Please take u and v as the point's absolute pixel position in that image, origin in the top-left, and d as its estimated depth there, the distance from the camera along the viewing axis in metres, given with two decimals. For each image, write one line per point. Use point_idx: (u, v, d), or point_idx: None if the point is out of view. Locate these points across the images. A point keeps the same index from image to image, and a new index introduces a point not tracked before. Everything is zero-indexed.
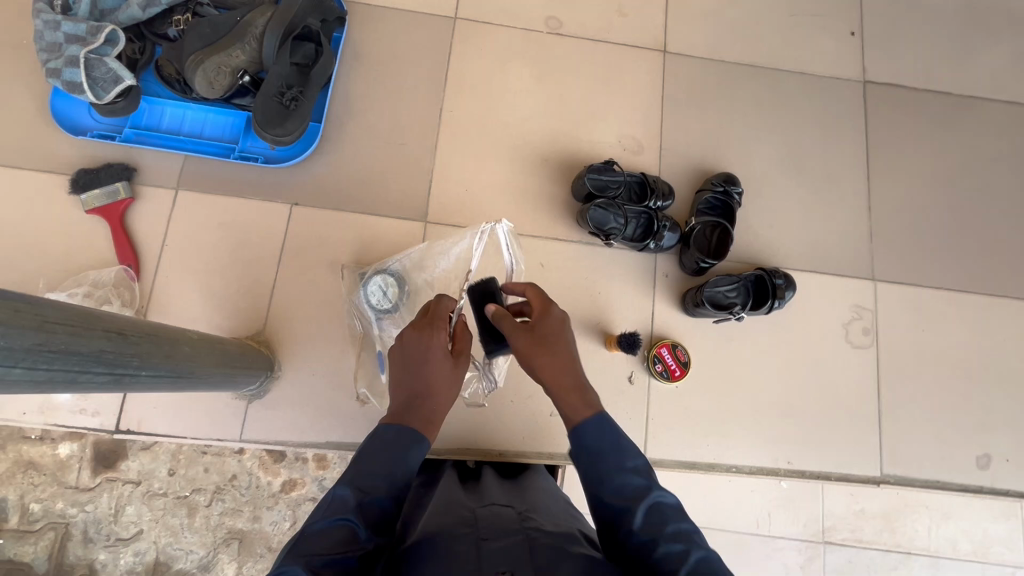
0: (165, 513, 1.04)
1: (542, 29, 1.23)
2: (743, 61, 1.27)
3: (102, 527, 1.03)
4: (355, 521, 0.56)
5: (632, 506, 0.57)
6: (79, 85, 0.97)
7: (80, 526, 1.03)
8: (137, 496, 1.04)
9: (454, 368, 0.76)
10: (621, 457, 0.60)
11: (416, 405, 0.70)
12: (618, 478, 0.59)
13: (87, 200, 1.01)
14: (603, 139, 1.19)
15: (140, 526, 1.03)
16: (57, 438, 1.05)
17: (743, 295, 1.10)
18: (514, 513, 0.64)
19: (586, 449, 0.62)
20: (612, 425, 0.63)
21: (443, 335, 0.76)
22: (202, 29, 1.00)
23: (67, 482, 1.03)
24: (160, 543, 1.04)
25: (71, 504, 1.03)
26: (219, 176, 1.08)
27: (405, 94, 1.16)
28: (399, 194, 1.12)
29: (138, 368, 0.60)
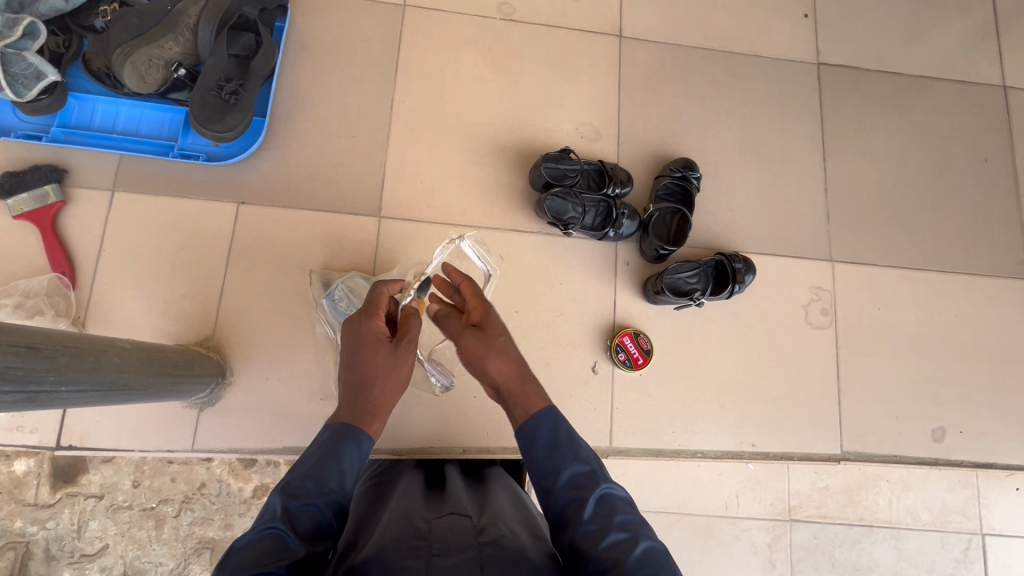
0: (131, 526, 1.01)
1: (495, 15, 1.20)
2: (698, 45, 1.26)
3: (65, 544, 1.00)
4: (283, 530, 0.56)
5: (583, 495, 0.61)
6: None
7: (41, 543, 0.99)
8: (101, 509, 1.01)
9: (393, 355, 0.72)
10: (575, 449, 0.64)
11: (350, 400, 0.69)
12: (572, 468, 0.63)
13: (13, 205, 0.95)
14: (560, 127, 1.17)
15: (105, 541, 1.00)
16: (13, 455, 1.00)
17: (703, 280, 1.11)
18: (470, 524, 0.63)
19: (545, 444, 0.65)
20: (564, 420, 0.67)
21: (375, 323, 0.74)
22: (129, 20, 0.95)
23: (25, 499, 0.99)
24: (128, 557, 1.01)
25: (30, 523, 0.99)
26: (158, 176, 1.03)
27: (354, 86, 1.13)
28: (352, 190, 1.08)
29: (57, 383, 0.57)
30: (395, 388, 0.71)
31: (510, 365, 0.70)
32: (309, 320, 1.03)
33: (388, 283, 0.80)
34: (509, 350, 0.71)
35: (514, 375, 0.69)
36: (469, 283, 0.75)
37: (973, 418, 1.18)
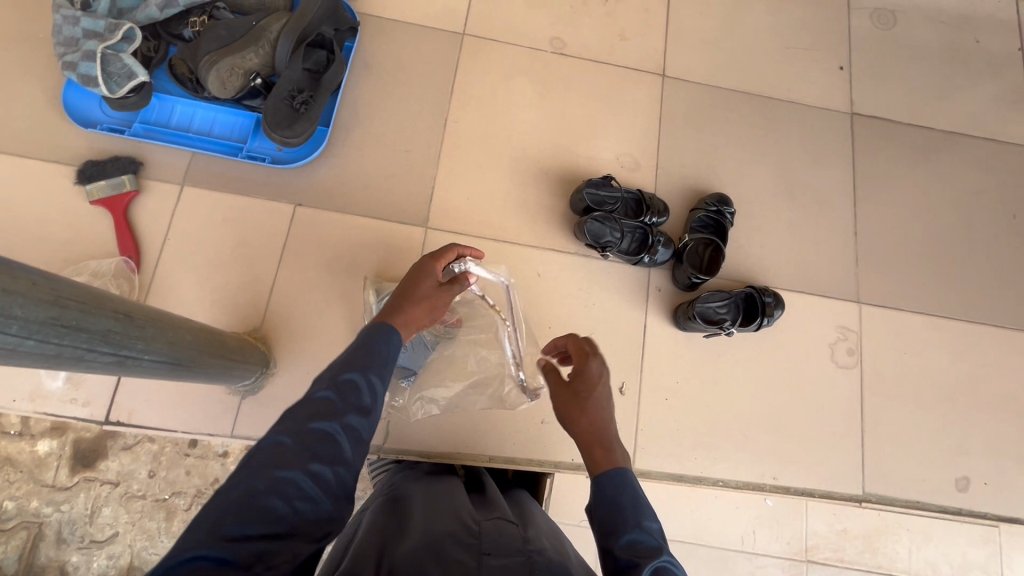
0: (142, 516, 1.03)
1: (547, 49, 1.29)
2: (738, 88, 1.33)
3: (76, 528, 1.02)
4: (332, 396, 0.55)
5: (638, 564, 0.55)
6: (94, 79, 0.98)
7: (54, 526, 1.02)
8: (115, 497, 1.03)
9: (439, 287, 0.76)
10: (639, 511, 0.60)
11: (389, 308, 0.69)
12: (631, 532, 0.57)
13: (91, 191, 1.03)
14: (602, 155, 1.23)
15: (115, 528, 1.03)
16: (37, 435, 1.04)
17: (733, 311, 1.13)
18: (516, 531, 0.65)
19: (606, 498, 0.61)
20: (632, 484, 0.62)
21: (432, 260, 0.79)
22: (219, 32, 1.03)
23: (43, 480, 1.03)
24: (135, 547, 1.03)
25: (47, 504, 1.02)
26: (226, 174, 1.10)
27: (412, 104, 1.20)
28: (402, 200, 1.14)
29: (142, 351, 0.61)
30: (426, 311, 0.73)
31: (586, 421, 0.71)
32: (352, 320, 1.08)
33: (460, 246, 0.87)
34: (591, 405, 0.72)
35: (592, 432, 0.69)
36: (573, 338, 0.80)
37: (998, 470, 1.17)
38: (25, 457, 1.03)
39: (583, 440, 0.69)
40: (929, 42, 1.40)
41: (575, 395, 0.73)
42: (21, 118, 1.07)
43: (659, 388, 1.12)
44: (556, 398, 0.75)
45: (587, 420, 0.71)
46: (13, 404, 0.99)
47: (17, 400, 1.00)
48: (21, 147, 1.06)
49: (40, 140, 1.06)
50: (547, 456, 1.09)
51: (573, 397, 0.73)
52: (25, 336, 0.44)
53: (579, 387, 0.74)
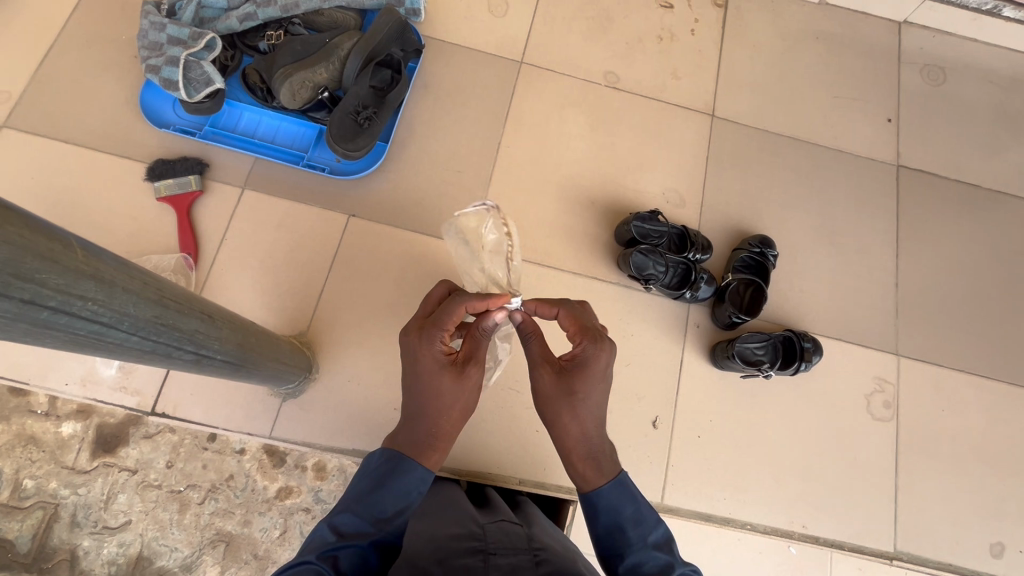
0: (156, 506, 1.02)
1: (601, 82, 1.33)
2: (784, 133, 1.35)
3: (91, 512, 1.01)
4: (323, 564, 0.54)
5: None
6: (175, 83, 1.03)
7: (69, 508, 1.01)
8: (131, 484, 1.02)
9: (455, 380, 0.70)
10: (641, 528, 0.66)
11: (412, 425, 0.69)
12: (637, 554, 0.64)
13: (160, 188, 1.07)
14: (648, 188, 1.25)
15: (129, 516, 1.01)
16: (63, 416, 1.04)
17: (771, 353, 1.13)
18: (521, 532, 0.67)
19: (608, 518, 0.67)
20: (631, 501, 0.68)
21: (435, 342, 0.70)
22: (295, 46, 1.08)
23: (64, 462, 1.02)
24: (146, 537, 1.01)
25: (65, 485, 1.01)
26: (286, 181, 1.13)
27: (468, 125, 1.24)
28: (452, 218, 1.17)
29: (217, 351, 0.64)
30: (459, 417, 0.70)
31: (578, 427, 0.71)
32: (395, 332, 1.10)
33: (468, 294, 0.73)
34: (584, 406, 0.71)
35: (582, 439, 0.71)
36: (568, 317, 0.77)
37: None
38: (48, 437, 1.03)
39: (573, 445, 0.71)
40: (978, 101, 1.42)
41: (569, 391, 0.72)
42: (99, 113, 1.12)
43: (693, 425, 1.12)
44: (545, 392, 0.73)
45: (579, 423, 0.71)
46: (66, 387, 1.03)
47: (69, 383, 1.03)
48: (96, 141, 1.11)
49: (115, 136, 1.11)
50: None
51: (566, 394, 0.71)
52: (132, 333, 0.47)
53: (575, 384, 0.72)
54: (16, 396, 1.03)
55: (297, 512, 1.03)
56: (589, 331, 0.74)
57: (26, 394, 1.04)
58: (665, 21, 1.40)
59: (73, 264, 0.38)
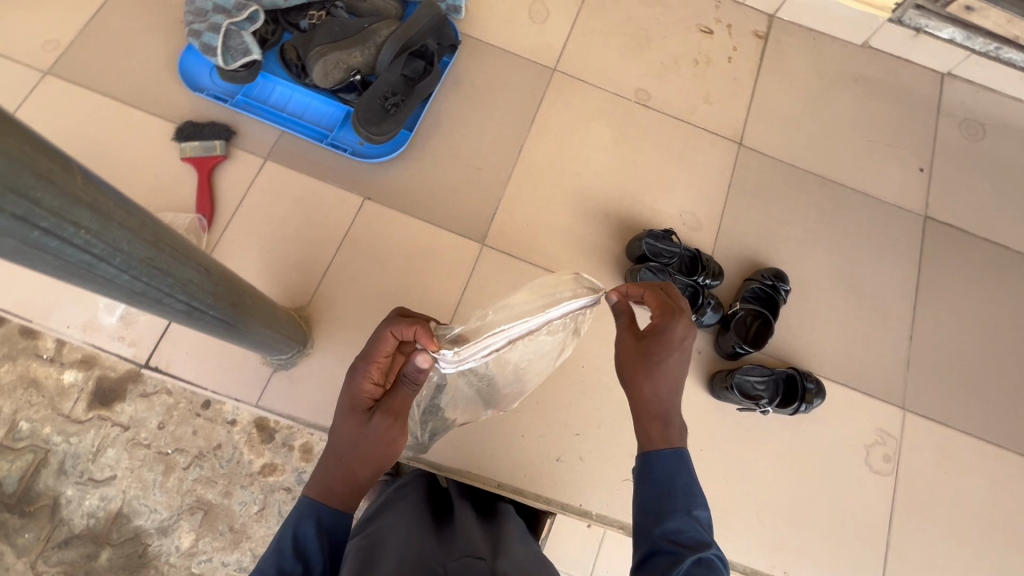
0: (142, 465, 1.05)
1: (631, 98, 1.32)
2: (811, 169, 1.33)
3: (79, 463, 1.05)
4: None
5: (681, 551, 0.58)
6: (213, 49, 1.05)
7: (59, 455, 1.05)
8: (122, 441, 1.06)
9: (364, 424, 0.68)
10: (690, 500, 0.62)
11: (328, 467, 0.67)
12: (678, 520, 0.61)
13: (185, 148, 1.10)
14: (666, 208, 1.24)
15: (114, 471, 1.05)
16: (66, 364, 1.08)
17: (771, 390, 1.10)
18: (484, 567, 0.63)
19: (658, 480, 0.63)
20: (686, 471, 0.64)
21: (359, 381, 0.71)
22: (333, 28, 1.10)
23: (61, 409, 1.06)
24: (128, 494, 1.05)
25: (58, 433, 1.05)
26: (308, 158, 1.15)
27: (493, 124, 1.24)
28: (465, 213, 1.17)
29: (209, 307, 0.64)
30: (363, 468, 0.67)
31: (651, 388, 0.67)
32: None
33: (397, 335, 0.71)
34: (662, 372, 0.67)
35: (654, 406, 0.67)
36: (653, 292, 0.70)
37: None
38: (50, 382, 1.07)
39: (642, 410, 0.67)
40: (1016, 162, 1.38)
41: (646, 356, 0.68)
42: (140, 72, 1.16)
43: None
44: (625, 352, 0.70)
45: (653, 386, 0.67)
46: (67, 330, 1.04)
47: (72, 326, 1.04)
48: (133, 98, 1.14)
49: (151, 95, 1.14)
50: (555, 495, 1.05)
51: (643, 358, 0.68)
52: (123, 271, 0.47)
53: (650, 348, 0.68)
54: (26, 338, 1.08)
55: (277, 490, 1.06)
56: (666, 300, 0.68)
57: (35, 338, 1.09)
58: (703, 45, 1.40)
59: (70, 188, 0.38)
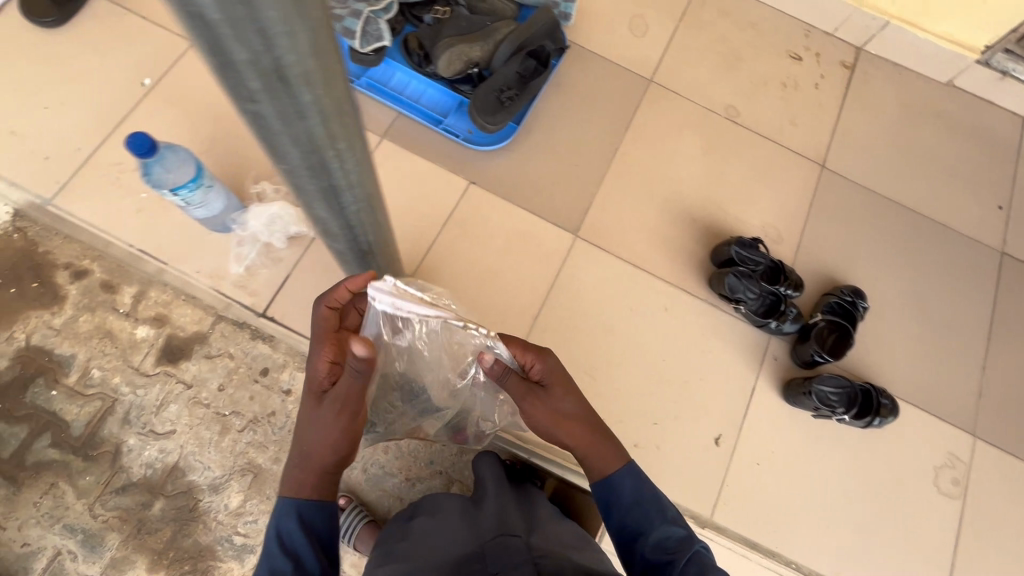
0: (201, 423, 1.04)
1: (720, 113, 1.39)
2: (890, 197, 1.37)
3: (141, 415, 1.03)
4: None
5: (672, 555, 0.72)
6: (353, 33, 1.14)
7: (125, 406, 1.03)
8: (183, 398, 1.05)
9: (322, 408, 0.73)
10: (660, 509, 0.77)
11: (292, 465, 0.72)
12: (659, 530, 0.75)
13: None
14: (749, 220, 1.29)
15: (173, 427, 1.03)
16: (139, 319, 1.07)
17: (846, 402, 1.11)
18: (518, 542, 0.75)
19: (625, 501, 0.78)
20: (642, 480, 0.80)
21: (315, 368, 0.76)
22: (460, 23, 1.20)
23: (131, 361, 1.05)
24: (184, 450, 1.03)
25: (127, 383, 1.04)
26: (421, 140, 1.23)
27: (591, 126, 1.31)
28: (561, 205, 1.23)
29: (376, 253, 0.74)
30: (325, 450, 0.71)
31: (575, 430, 0.82)
32: (488, 295, 1.15)
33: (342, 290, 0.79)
34: (569, 410, 0.82)
35: (583, 442, 0.81)
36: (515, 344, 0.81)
37: None
38: (124, 333, 1.06)
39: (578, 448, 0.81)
40: None
41: (548, 399, 0.82)
42: None
43: (754, 452, 1.12)
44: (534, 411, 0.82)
45: (569, 426, 0.81)
46: (196, 275, 1.08)
47: (201, 272, 1.08)
48: None
49: None
50: None
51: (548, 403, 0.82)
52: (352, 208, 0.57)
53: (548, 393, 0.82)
54: (107, 289, 1.07)
55: None
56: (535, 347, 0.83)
57: (114, 291, 1.08)
58: (792, 70, 1.45)
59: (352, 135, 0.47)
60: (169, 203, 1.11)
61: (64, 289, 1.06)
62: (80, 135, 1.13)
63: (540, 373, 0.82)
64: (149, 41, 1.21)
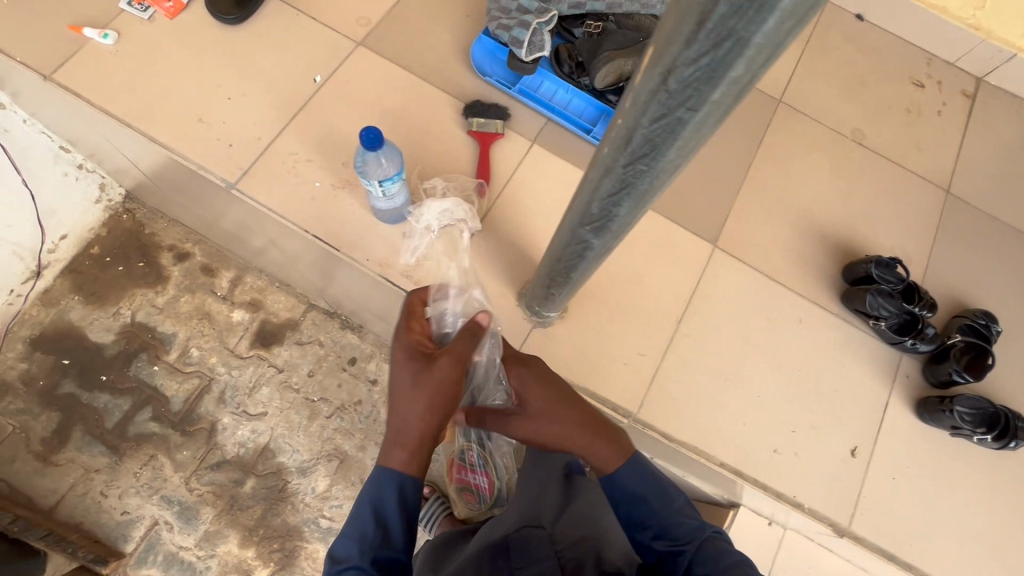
0: (290, 408, 1.42)
1: (847, 135, 1.43)
2: (1014, 225, 1.40)
3: (236, 395, 1.41)
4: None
5: (683, 545, 0.77)
6: (520, 43, 1.21)
7: (221, 386, 1.42)
8: (274, 382, 1.43)
9: (420, 372, 0.79)
10: (666, 501, 0.84)
11: (389, 431, 0.79)
12: (671, 518, 0.81)
13: (473, 123, 1.24)
14: (878, 239, 1.33)
15: (266, 408, 1.41)
16: (236, 306, 1.47)
17: (981, 422, 1.15)
18: (542, 532, 0.77)
19: (630, 490, 0.85)
20: (644, 467, 0.86)
21: (402, 342, 0.83)
22: (617, 38, 1.24)
23: (227, 343, 1.45)
24: (275, 432, 1.40)
25: (223, 365, 1.43)
26: (569, 148, 1.29)
27: (725, 141, 1.37)
28: (699, 215, 1.29)
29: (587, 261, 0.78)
30: (427, 407, 0.77)
31: (553, 428, 0.87)
32: (632, 297, 1.19)
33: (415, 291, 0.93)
34: (546, 410, 0.87)
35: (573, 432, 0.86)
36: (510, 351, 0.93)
37: None
38: (220, 317, 1.46)
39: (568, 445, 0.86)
40: None
41: (530, 398, 0.88)
42: (434, 53, 1.32)
43: (889, 465, 1.15)
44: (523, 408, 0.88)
45: (549, 424, 0.87)
46: (367, 262, 1.14)
47: (370, 260, 1.14)
48: (427, 74, 1.30)
49: (442, 74, 1.31)
50: (773, 483, 1.12)
51: (530, 401, 0.88)
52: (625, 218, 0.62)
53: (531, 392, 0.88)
54: (205, 274, 1.48)
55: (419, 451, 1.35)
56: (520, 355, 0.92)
57: (211, 277, 1.49)
58: (913, 98, 1.50)
59: (685, 163, 0.52)
60: (341, 194, 1.18)
61: (166, 270, 1.48)
62: (260, 126, 1.21)
63: (529, 371, 0.89)
64: (321, 43, 1.30)
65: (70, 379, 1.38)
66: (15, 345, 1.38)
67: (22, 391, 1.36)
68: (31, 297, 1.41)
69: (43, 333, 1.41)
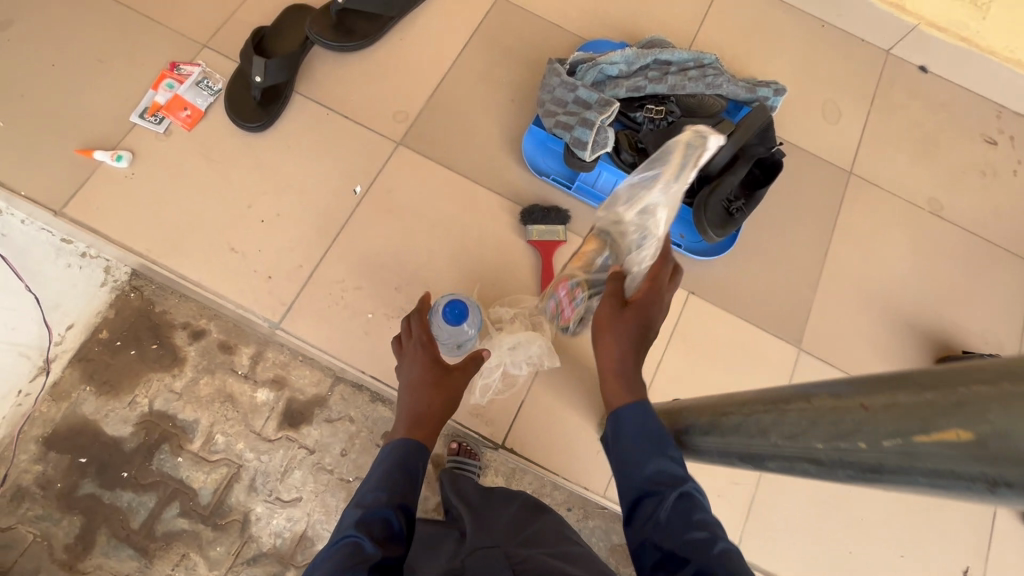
0: (325, 491, 1.09)
1: (924, 206, 1.33)
2: None
3: (269, 481, 1.09)
4: (357, 537, 0.67)
5: (664, 490, 0.64)
6: (583, 144, 1.09)
7: (251, 472, 1.09)
8: (307, 463, 1.10)
9: (442, 375, 0.87)
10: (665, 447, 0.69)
11: (412, 412, 0.83)
12: (657, 462, 0.66)
13: (533, 231, 1.12)
14: (968, 325, 1.24)
15: (300, 493, 1.09)
16: (259, 382, 1.13)
17: None
18: None
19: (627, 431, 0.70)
20: (654, 421, 0.70)
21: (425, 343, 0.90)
22: (686, 128, 1.13)
23: (253, 426, 1.11)
24: (311, 518, 1.08)
25: (251, 449, 1.10)
26: None
27: (797, 225, 1.27)
28: (779, 315, 1.20)
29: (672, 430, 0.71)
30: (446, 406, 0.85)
31: (615, 349, 0.77)
32: None
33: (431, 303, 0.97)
34: (624, 330, 0.78)
35: (618, 360, 0.76)
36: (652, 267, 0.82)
37: None
38: (244, 397, 1.12)
39: (605, 369, 0.77)
40: None
41: (618, 311, 0.79)
42: (482, 148, 1.21)
43: None
44: (603, 315, 0.80)
45: (617, 346, 0.77)
46: None
47: None
48: (477, 174, 1.18)
49: (494, 173, 1.19)
50: None
51: (615, 317, 0.79)
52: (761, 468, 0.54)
53: (628, 311, 0.79)
54: (223, 352, 1.14)
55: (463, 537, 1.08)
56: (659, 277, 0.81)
57: (231, 352, 1.15)
58: (988, 156, 1.39)
59: None
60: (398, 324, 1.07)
61: (182, 350, 1.13)
62: (302, 250, 1.09)
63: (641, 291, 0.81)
64: (358, 145, 1.17)
65: (90, 478, 1.06)
66: (27, 447, 1.07)
67: (39, 495, 1.05)
68: (41, 395, 1.09)
69: (56, 431, 1.08)
